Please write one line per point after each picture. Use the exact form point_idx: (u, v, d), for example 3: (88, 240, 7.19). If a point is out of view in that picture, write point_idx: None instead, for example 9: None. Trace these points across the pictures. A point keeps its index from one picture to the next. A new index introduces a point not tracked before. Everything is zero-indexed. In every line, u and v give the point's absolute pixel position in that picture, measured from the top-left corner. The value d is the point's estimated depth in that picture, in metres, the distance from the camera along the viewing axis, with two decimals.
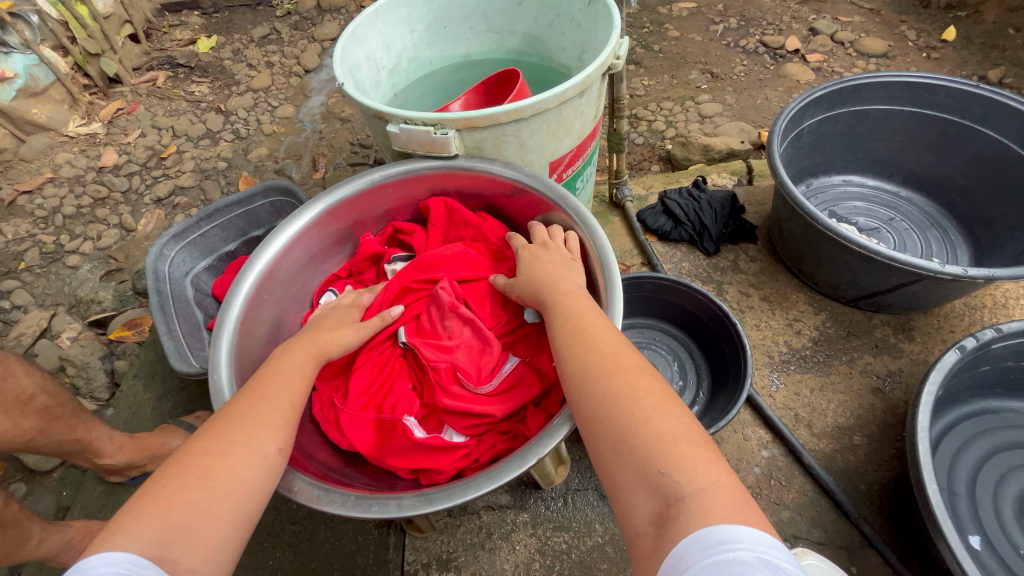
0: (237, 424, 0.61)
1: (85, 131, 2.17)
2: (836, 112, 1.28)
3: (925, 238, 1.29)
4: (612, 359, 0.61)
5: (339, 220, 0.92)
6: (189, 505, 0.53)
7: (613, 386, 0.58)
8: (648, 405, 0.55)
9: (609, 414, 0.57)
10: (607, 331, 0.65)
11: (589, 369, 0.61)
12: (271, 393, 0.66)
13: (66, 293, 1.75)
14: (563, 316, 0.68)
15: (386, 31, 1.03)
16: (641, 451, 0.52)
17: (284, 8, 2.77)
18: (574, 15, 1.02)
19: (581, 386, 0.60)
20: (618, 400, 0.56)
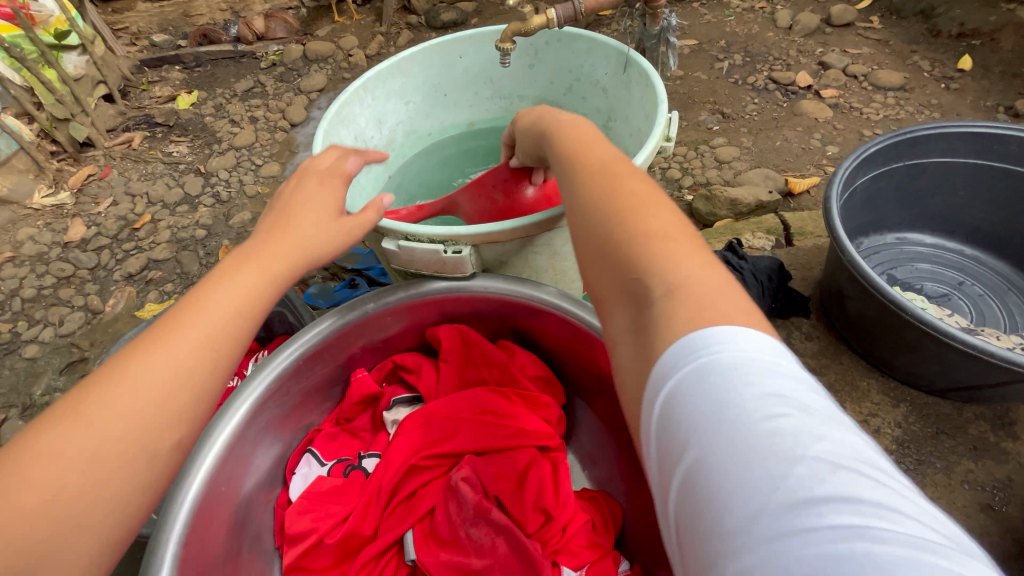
0: (104, 398, 0.54)
1: (51, 202, 1.99)
2: (892, 167, 1.13)
3: (1005, 305, 1.13)
4: (646, 228, 0.50)
5: (325, 362, 0.81)
6: (63, 493, 0.49)
7: (645, 254, 0.48)
8: (688, 283, 0.44)
9: (629, 280, 0.48)
10: (656, 207, 0.52)
11: (633, 248, 0.49)
12: (133, 370, 0.56)
13: (21, 392, 1.54)
14: (596, 200, 0.55)
15: (376, 106, 0.88)
16: (663, 326, 0.43)
17: (269, 59, 2.66)
18: (599, 80, 0.88)
19: (635, 266, 0.48)
20: (659, 269, 0.46)
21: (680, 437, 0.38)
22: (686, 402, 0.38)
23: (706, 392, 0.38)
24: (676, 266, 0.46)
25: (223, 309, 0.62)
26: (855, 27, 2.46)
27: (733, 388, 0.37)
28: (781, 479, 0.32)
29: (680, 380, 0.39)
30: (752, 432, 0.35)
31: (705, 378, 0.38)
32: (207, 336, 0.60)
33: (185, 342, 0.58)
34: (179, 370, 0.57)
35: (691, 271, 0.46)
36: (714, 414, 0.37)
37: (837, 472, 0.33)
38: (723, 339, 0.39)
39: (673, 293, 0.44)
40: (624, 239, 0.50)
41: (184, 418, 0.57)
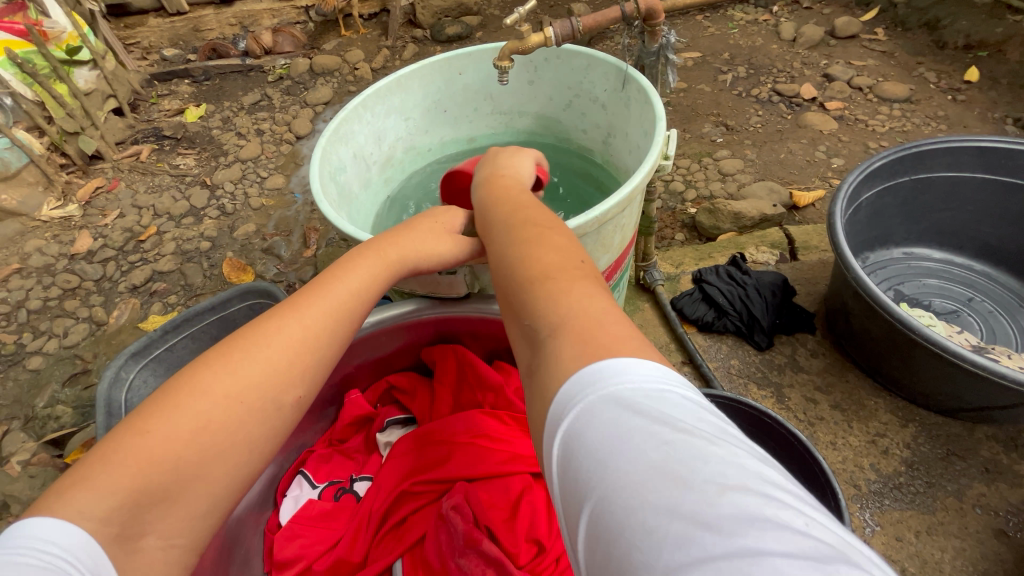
0: (189, 402, 0.52)
1: (59, 214, 2.02)
2: (898, 181, 1.11)
3: (1016, 322, 1.10)
4: (539, 272, 0.53)
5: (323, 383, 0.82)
6: (145, 489, 0.48)
7: (536, 298, 0.51)
8: (569, 317, 0.47)
9: (525, 328, 0.51)
10: (550, 247, 0.56)
11: (531, 288, 0.52)
12: (212, 380, 0.54)
13: (23, 403, 1.54)
14: (503, 246, 0.59)
15: (376, 123, 0.88)
16: (553, 368, 0.44)
17: (276, 73, 2.69)
18: (598, 96, 0.88)
19: (531, 305, 0.51)
20: (546, 314, 0.49)
21: (587, 475, 0.37)
22: (591, 444, 0.38)
23: (606, 428, 0.38)
24: (556, 306, 0.49)
25: (303, 330, 0.59)
26: (860, 39, 2.46)
27: (628, 421, 0.38)
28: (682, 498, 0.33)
29: (583, 422, 0.40)
30: (655, 458, 0.35)
31: (603, 415, 0.39)
32: (290, 357, 0.58)
33: (271, 360, 0.57)
34: (263, 386, 0.56)
35: (576, 306, 0.48)
36: (618, 451, 0.37)
37: (727, 492, 0.32)
38: (621, 372, 0.41)
39: (560, 329, 0.47)
40: (522, 287, 0.53)
41: (261, 431, 0.56)
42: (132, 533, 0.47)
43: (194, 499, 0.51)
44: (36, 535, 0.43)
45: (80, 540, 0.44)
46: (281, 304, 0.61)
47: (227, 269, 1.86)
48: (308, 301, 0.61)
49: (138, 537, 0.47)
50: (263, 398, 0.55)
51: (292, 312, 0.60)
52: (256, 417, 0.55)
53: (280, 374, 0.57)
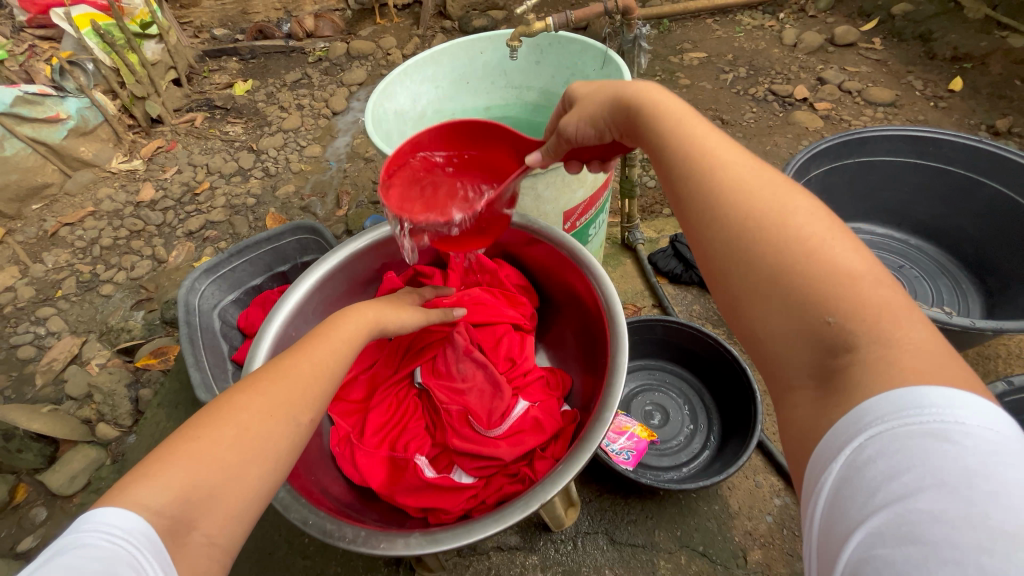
0: (228, 423, 0.59)
1: (126, 168, 2.30)
2: (843, 162, 1.32)
3: (936, 286, 1.31)
4: (842, 272, 0.47)
5: (367, 265, 1.01)
6: (194, 489, 0.54)
7: (840, 302, 0.46)
8: (906, 341, 0.43)
9: (824, 328, 0.46)
10: (843, 244, 0.49)
11: (809, 290, 0.47)
12: (249, 401, 0.62)
13: (98, 321, 1.82)
14: (755, 233, 0.52)
15: (413, 88, 1.12)
16: (867, 384, 0.43)
17: (316, 55, 2.96)
18: (589, 75, 1.10)
19: (820, 303, 0.46)
20: (863, 323, 0.44)
21: (864, 494, 0.38)
22: (874, 467, 0.39)
23: (912, 459, 0.38)
24: (874, 319, 0.44)
25: (316, 364, 0.69)
26: (857, 47, 2.64)
27: (925, 450, 0.38)
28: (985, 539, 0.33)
29: (872, 449, 0.40)
30: (963, 507, 0.34)
31: (895, 445, 0.39)
32: (304, 385, 0.67)
33: (293, 387, 0.66)
34: (284, 407, 0.63)
35: (907, 330, 0.44)
36: (900, 483, 0.37)
37: None
38: (936, 402, 0.39)
39: (882, 348, 0.43)
40: (810, 285, 0.47)
41: (289, 442, 0.62)
42: (184, 527, 0.52)
43: (232, 503, 0.56)
44: (106, 523, 0.49)
45: (144, 530, 0.50)
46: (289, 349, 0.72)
47: (270, 222, 2.13)
48: (314, 344, 0.72)
49: (188, 531, 0.53)
50: (297, 414, 0.64)
51: (303, 351, 0.70)
52: (282, 430, 0.62)
53: (299, 399, 0.65)
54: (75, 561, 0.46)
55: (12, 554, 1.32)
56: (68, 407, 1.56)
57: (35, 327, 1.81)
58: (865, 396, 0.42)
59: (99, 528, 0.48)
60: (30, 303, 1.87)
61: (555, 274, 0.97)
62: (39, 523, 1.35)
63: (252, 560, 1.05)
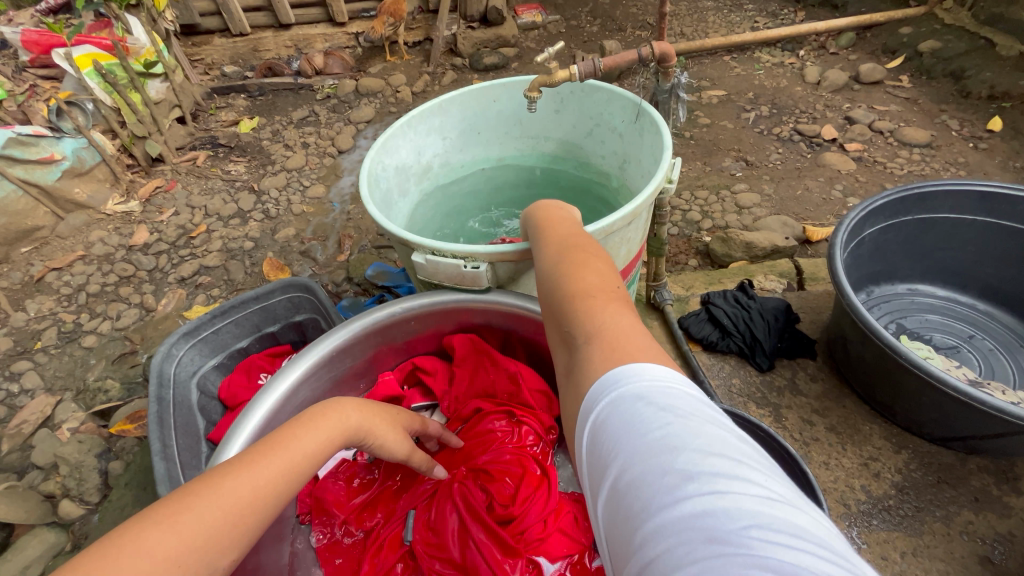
0: (116, 574, 0.45)
1: (122, 209, 2.20)
2: (900, 220, 1.17)
3: (1015, 361, 1.14)
4: (586, 287, 0.56)
5: (354, 356, 0.86)
6: None
7: (579, 308, 0.54)
8: (609, 326, 0.51)
9: (567, 335, 0.55)
10: (597, 269, 0.59)
11: (563, 299, 0.57)
12: (155, 539, 0.48)
13: (76, 377, 1.68)
14: (553, 266, 0.63)
15: (418, 139, 0.99)
16: (586, 368, 0.49)
17: (324, 92, 2.90)
18: (616, 126, 0.98)
19: (566, 315, 0.55)
20: (593, 320, 0.52)
21: (604, 454, 0.42)
22: (610, 426, 0.43)
23: (620, 419, 0.43)
24: (598, 317, 0.52)
25: (253, 490, 0.55)
26: (884, 85, 2.52)
27: (643, 411, 0.42)
28: (677, 482, 0.37)
29: (602, 413, 0.45)
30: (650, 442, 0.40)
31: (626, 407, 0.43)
32: (235, 520, 0.53)
33: (222, 523, 0.52)
34: (201, 558, 0.49)
35: (618, 322, 0.51)
36: (629, 440, 0.41)
37: (711, 457, 0.38)
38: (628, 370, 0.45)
39: (594, 338, 0.50)
40: (573, 303, 0.55)
41: None
42: None
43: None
44: None
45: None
46: (232, 458, 0.58)
47: (266, 268, 2.00)
48: (263, 459, 0.58)
49: None
50: (209, 562, 0.50)
51: (247, 470, 0.57)
52: None
53: (218, 538, 0.51)
54: None
55: None
56: (31, 479, 1.41)
57: (8, 383, 1.67)
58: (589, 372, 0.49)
59: None
60: (6, 356, 1.75)
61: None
62: None
63: None
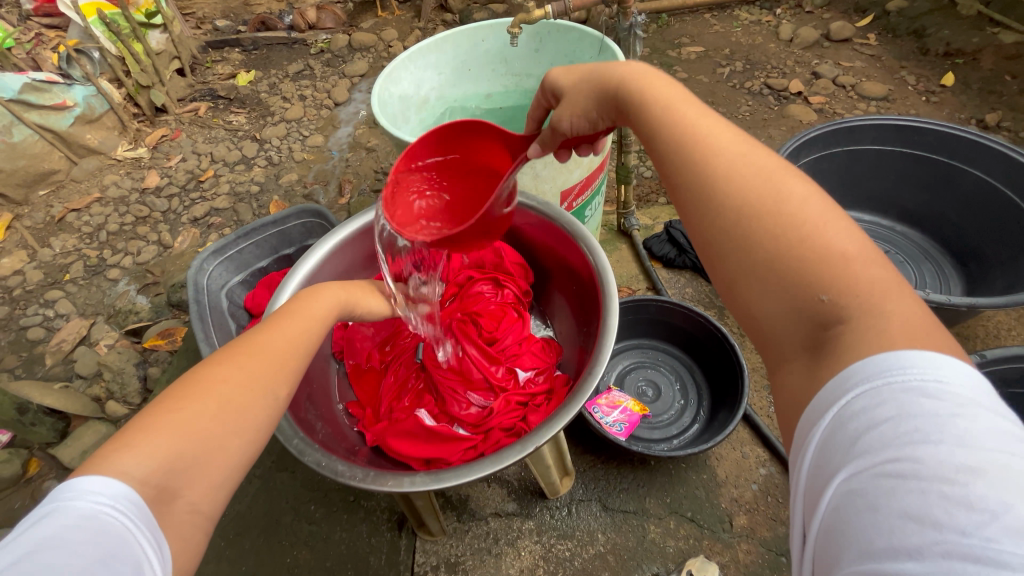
0: (208, 392, 0.59)
1: (131, 156, 2.33)
2: (832, 151, 1.36)
3: (919, 271, 1.36)
4: (829, 252, 0.47)
5: (372, 240, 1.06)
6: (177, 453, 0.54)
7: (834, 276, 0.46)
8: (894, 310, 0.44)
9: (817, 305, 0.47)
10: (836, 223, 0.49)
11: (800, 266, 0.48)
12: (228, 369, 0.62)
13: (106, 304, 1.86)
14: (756, 210, 0.52)
15: (417, 73, 1.17)
16: (852, 347, 0.44)
17: (318, 46, 2.98)
18: (586, 61, 1.16)
19: (809, 279, 0.47)
20: (853, 295, 0.45)
21: (845, 444, 0.40)
22: (856, 416, 0.40)
23: (874, 413, 0.40)
24: (865, 296, 0.45)
25: (289, 336, 0.70)
26: (852, 42, 2.67)
27: (907, 411, 0.38)
28: (948, 492, 0.35)
29: (851, 403, 0.41)
30: (910, 449, 0.37)
31: (882, 400, 0.40)
32: (282, 354, 0.67)
33: (270, 356, 0.66)
34: (265, 379, 0.63)
35: (896, 304, 0.45)
36: (879, 440, 0.39)
37: (984, 477, 0.35)
38: (910, 366, 0.40)
39: (871, 313, 0.44)
40: (801, 261, 0.48)
41: (266, 412, 0.62)
42: (169, 494, 0.52)
43: (216, 473, 0.56)
44: (88, 489, 0.48)
45: (128, 497, 0.49)
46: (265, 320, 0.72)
47: (273, 209, 2.16)
48: (290, 316, 0.72)
49: (174, 498, 0.52)
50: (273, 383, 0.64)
51: (275, 326, 0.70)
52: (261, 401, 0.62)
53: (273, 368, 0.65)
54: (67, 529, 0.45)
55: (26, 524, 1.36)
56: (78, 385, 1.61)
57: (44, 309, 1.84)
58: (854, 356, 0.43)
59: (76, 497, 0.47)
60: (39, 287, 1.91)
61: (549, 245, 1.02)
62: None
63: (260, 526, 1.10)
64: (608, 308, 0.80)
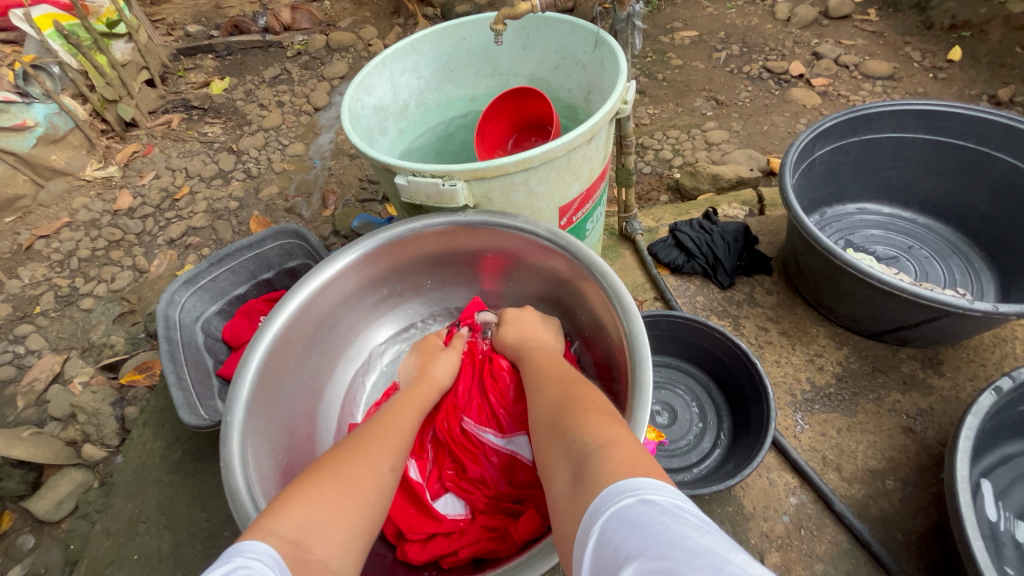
0: (337, 466, 0.64)
1: (102, 175, 2.21)
2: (848, 141, 1.26)
3: (947, 266, 1.27)
4: (583, 410, 0.63)
5: (374, 264, 0.98)
6: (313, 518, 0.56)
7: (580, 425, 0.61)
8: (617, 436, 0.56)
9: (573, 445, 0.59)
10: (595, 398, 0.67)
11: (567, 424, 0.62)
12: (356, 452, 0.67)
13: (80, 337, 1.76)
14: (552, 391, 0.72)
15: (393, 78, 1.06)
16: (597, 471, 0.52)
17: (294, 49, 2.84)
18: (580, 58, 1.05)
19: (571, 433, 0.60)
20: (597, 435, 0.57)
21: (613, 555, 0.42)
22: (615, 532, 0.44)
23: (620, 526, 0.44)
24: (600, 432, 0.57)
25: (397, 430, 0.76)
26: (852, 19, 2.55)
27: (639, 512, 0.44)
28: (665, 548, 0.39)
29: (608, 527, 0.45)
30: (652, 535, 0.40)
31: (623, 517, 0.44)
32: (392, 444, 0.72)
33: (379, 442, 0.71)
34: (377, 458, 0.68)
35: (613, 434, 0.57)
36: (639, 536, 0.41)
37: (699, 538, 0.39)
38: (633, 485, 0.47)
39: (605, 446, 0.55)
40: (569, 417, 0.63)
41: (380, 488, 0.65)
42: (302, 547, 0.53)
43: (340, 533, 0.57)
44: (244, 549, 0.50)
45: (270, 550, 0.50)
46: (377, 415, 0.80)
47: (254, 225, 2.04)
48: (396, 412, 0.80)
49: (307, 551, 0.53)
50: (386, 465, 0.68)
51: (388, 423, 0.77)
52: (377, 480, 0.65)
53: (385, 451, 0.70)
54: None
55: None
56: (52, 428, 1.50)
57: (14, 345, 1.73)
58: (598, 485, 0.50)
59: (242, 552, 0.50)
60: (7, 321, 1.80)
61: (575, 292, 0.91)
62: (27, 551, 1.30)
63: None
64: (640, 381, 0.71)
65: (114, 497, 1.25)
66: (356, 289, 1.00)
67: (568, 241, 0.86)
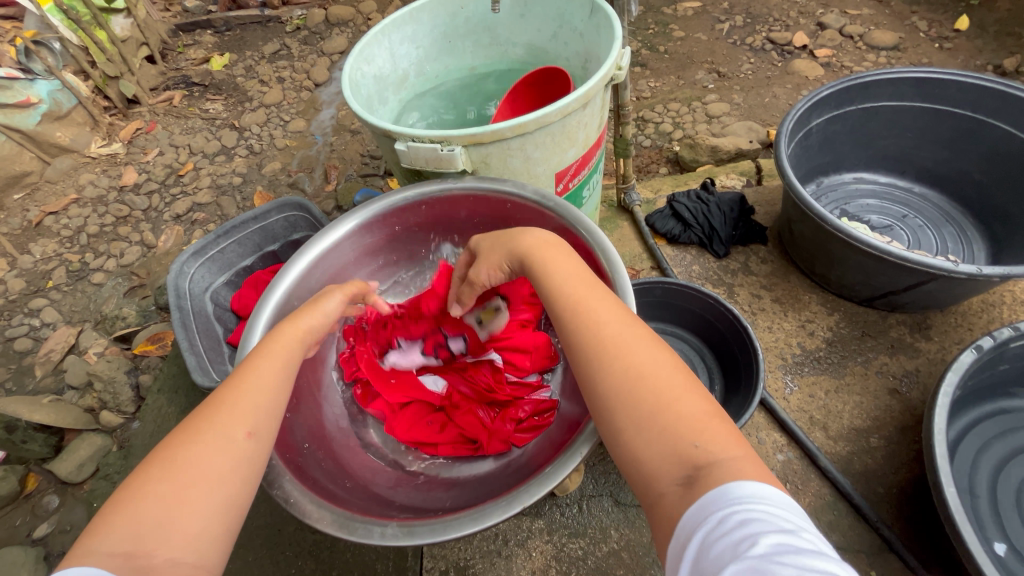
0: (178, 453, 0.56)
1: (106, 152, 2.23)
2: (845, 110, 1.27)
3: (940, 235, 1.29)
4: (656, 400, 0.53)
5: (371, 234, 1.01)
6: (145, 522, 0.51)
7: (671, 422, 0.52)
8: (728, 449, 0.49)
9: (691, 451, 0.50)
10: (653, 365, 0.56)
11: (632, 415, 0.54)
12: (200, 430, 0.58)
13: (93, 310, 1.80)
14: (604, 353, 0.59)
15: (393, 48, 1.07)
16: (725, 481, 0.46)
17: (293, 23, 2.81)
18: (577, 26, 1.06)
19: (632, 427, 0.53)
20: (707, 436, 0.50)
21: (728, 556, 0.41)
22: (724, 535, 0.43)
23: (733, 532, 0.43)
24: (698, 438, 0.50)
25: (256, 379, 0.65)
26: None
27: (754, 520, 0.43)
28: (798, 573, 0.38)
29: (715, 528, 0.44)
30: (778, 555, 0.40)
31: (735, 522, 0.43)
32: (252, 394, 0.63)
33: (232, 405, 0.61)
34: (231, 425, 0.59)
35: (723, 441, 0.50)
36: (761, 551, 0.40)
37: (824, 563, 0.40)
38: (755, 498, 0.44)
39: (730, 458, 0.48)
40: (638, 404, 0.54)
41: (236, 462, 0.57)
42: (142, 554, 0.49)
43: (192, 526, 0.52)
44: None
45: (92, 575, 0.46)
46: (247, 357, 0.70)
47: (258, 201, 2.07)
48: (263, 353, 0.69)
49: (148, 558, 0.49)
50: (240, 430, 0.59)
51: (238, 376, 0.65)
52: (226, 454, 0.57)
53: (236, 414, 0.60)
54: None
55: (29, 541, 1.34)
56: (71, 396, 1.56)
57: (29, 318, 1.79)
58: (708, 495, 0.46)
59: None
60: (22, 295, 1.85)
61: None
62: (52, 510, 1.37)
63: (262, 537, 1.07)
64: None
65: (133, 459, 1.31)
66: (354, 258, 1.03)
67: (556, 202, 0.89)
